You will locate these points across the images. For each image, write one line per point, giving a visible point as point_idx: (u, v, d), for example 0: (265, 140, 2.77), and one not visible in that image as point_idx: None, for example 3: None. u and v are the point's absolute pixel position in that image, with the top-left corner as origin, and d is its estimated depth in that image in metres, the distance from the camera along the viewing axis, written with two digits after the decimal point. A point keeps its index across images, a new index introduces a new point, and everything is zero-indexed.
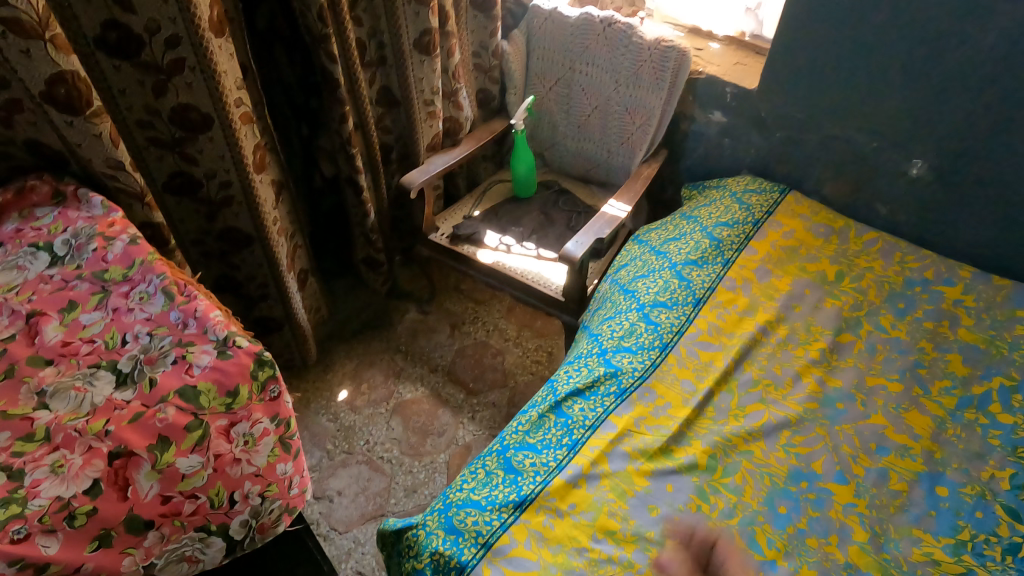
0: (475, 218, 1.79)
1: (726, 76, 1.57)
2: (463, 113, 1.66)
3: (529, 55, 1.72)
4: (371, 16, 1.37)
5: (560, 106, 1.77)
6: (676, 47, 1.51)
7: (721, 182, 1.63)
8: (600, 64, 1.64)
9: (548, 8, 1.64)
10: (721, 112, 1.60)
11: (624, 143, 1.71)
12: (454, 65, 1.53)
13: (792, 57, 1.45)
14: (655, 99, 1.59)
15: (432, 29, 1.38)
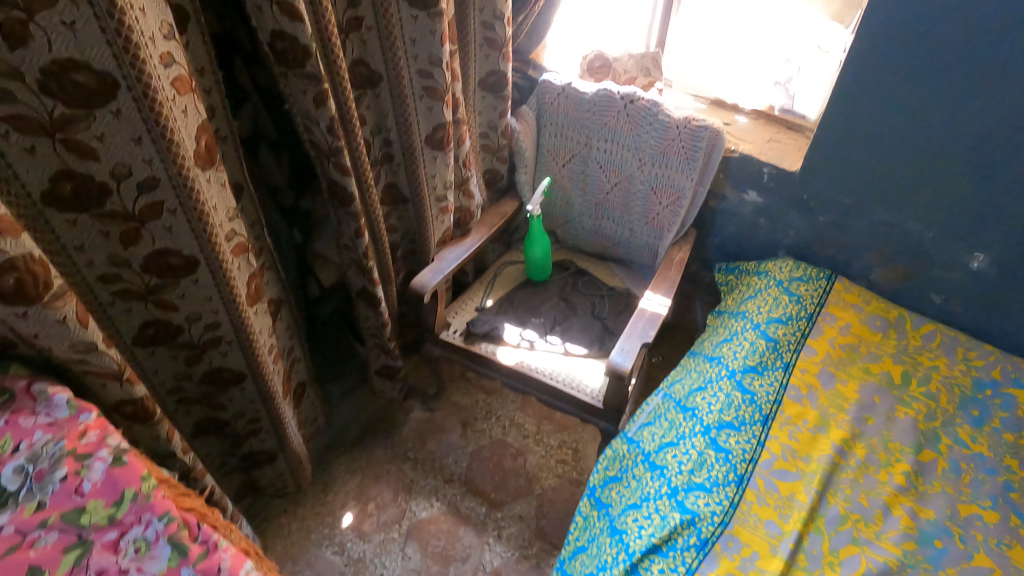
0: (489, 309, 1.59)
1: (763, 155, 1.46)
2: (475, 201, 1.49)
3: (541, 133, 1.58)
4: (376, 112, 1.19)
5: (576, 184, 1.64)
6: (708, 126, 1.40)
7: (763, 265, 1.51)
8: (622, 142, 1.52)
9: (562, 83, 1.50)
10: (757, 192, 1.49)
11: (648, 223, 1.60)
12: (465, 153, 1.38)
13: (836, 134, 1.33)
14: (686, 179, 1.48)
15: (445, 123, 1.21)
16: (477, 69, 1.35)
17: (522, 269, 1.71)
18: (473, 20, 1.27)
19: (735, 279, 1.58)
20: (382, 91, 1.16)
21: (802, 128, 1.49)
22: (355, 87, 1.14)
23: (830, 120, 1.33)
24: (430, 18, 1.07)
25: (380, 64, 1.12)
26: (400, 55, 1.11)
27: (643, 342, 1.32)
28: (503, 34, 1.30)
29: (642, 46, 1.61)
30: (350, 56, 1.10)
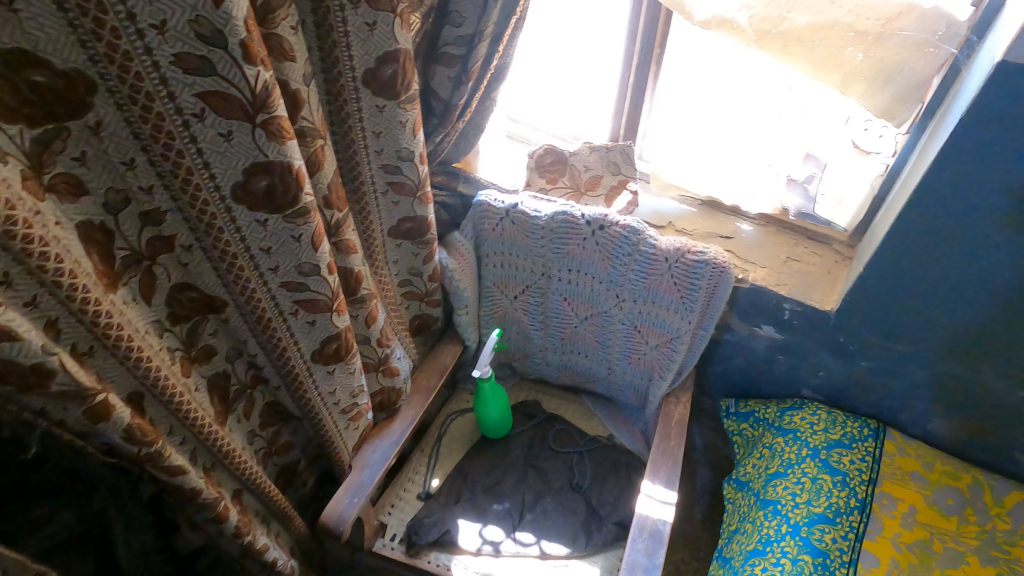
0: (437, 497, 1.21)
1: (781, 283, 1.10)
2: (402, 376, 1.07)
3: (482, 266, 1.16)
4: (231, 337, 0.78)
5: (534, 319, 1.23)
6: (712, 261, 1.03)
7: (790, 415, 1.20)
8: (591, 272, 1.13)
9: (504, 207, 1.08)
10: (772, 327, 1.15)
11: (633, 363, 1.22)
12: (379, 332, 0.97)
13: (881, 276, 0.98)
14: (680, 319, 1.11)
15: (345, 332, 0.81)
16: (383, 218, 0.94)
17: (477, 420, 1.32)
18: (369, 162, 0.85)
19: (754, 431, 1.24)
20: (232, 315, 0.75)
21: (828, 238, 1.15)
22: (179, 323, 0.71)
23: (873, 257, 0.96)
24: (292, 220, 0.66)
25: (219, 285, 0.71)
26: (250, 271, 0.70)
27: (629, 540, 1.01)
28: (416, 175, 0.88)
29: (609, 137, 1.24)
30: (168, 283, 0.68)
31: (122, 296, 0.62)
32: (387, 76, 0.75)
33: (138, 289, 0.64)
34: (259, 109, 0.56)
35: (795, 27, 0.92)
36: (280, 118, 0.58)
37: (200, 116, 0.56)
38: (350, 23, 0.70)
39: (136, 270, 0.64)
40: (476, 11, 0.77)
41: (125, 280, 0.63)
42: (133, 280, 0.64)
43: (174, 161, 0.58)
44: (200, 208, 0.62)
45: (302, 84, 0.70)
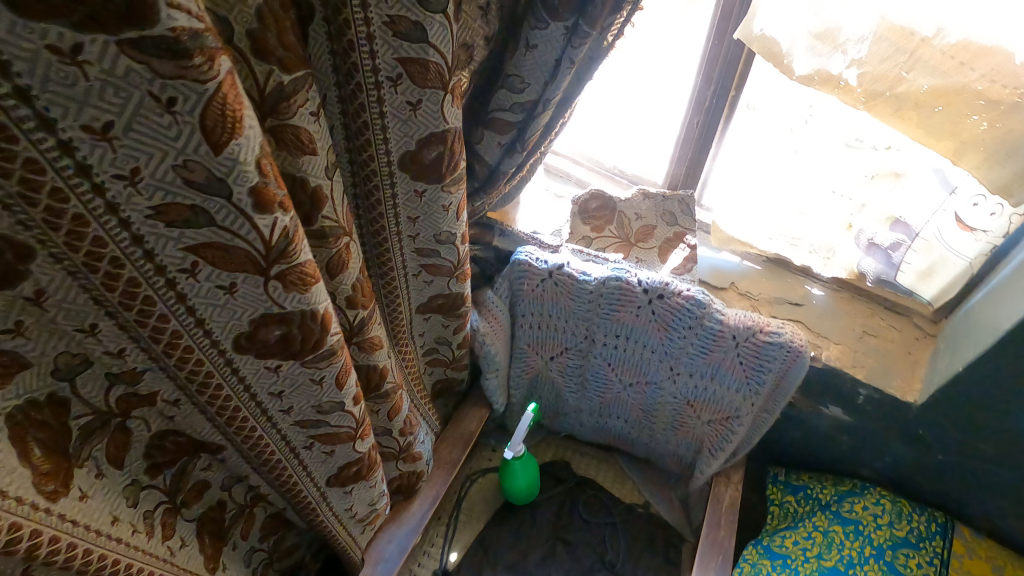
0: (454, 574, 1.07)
1: (857, 364, 0.96)
2: (422, 459, 0.94)
3: (516, 326, 1.00)
4: (228, 466, 0.64)
5: (571, 381, 1.08)
6: (786, 345, 0.89)
7: (849, 499, 1.05)
8: (642, 341, 0.97)
9: (547, 268, 0.93)
10: (841, 409, 1.01)
11: (679, 434, 1.09)
12: (401, 422, 0.84)
13: (994, 384, 0.82)
14: (744, 399, 0.97)
15: (368, 452, 0.68)
16: (411, 299, 0.78)
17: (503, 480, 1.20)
18: (402, 248, 0.69)
19: (803, 509, 1.09)
20: (231, 455, 0.60)
21: (909, 309, 1.02)
22: (164, 476, 0.57)
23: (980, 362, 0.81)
24: (319, 364, 0.52)
25: (217, 433, 0.56)
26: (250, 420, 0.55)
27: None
28: (455, 256, 0.73)
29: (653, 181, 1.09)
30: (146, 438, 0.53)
31: (77, 488, 0.46)
32: (431, 159, 0.59)
33: (107, 455, 0.49)
34: (273, 262, 0.42)
35: (914, 90, 0.73)
36: (306, 262, 0.44)
37: (192, 271, 0.41)
38: (387, 103, 0.54)
39: (102, 434, 0.49)
40: (541, 75, 0.61)
41: (86, 455, 0.47)
42: (99, 446, 0.49)
43: (157, 322, 0.43)
44: (194, 368, 0.47)
45: (325, 179, 0.55)
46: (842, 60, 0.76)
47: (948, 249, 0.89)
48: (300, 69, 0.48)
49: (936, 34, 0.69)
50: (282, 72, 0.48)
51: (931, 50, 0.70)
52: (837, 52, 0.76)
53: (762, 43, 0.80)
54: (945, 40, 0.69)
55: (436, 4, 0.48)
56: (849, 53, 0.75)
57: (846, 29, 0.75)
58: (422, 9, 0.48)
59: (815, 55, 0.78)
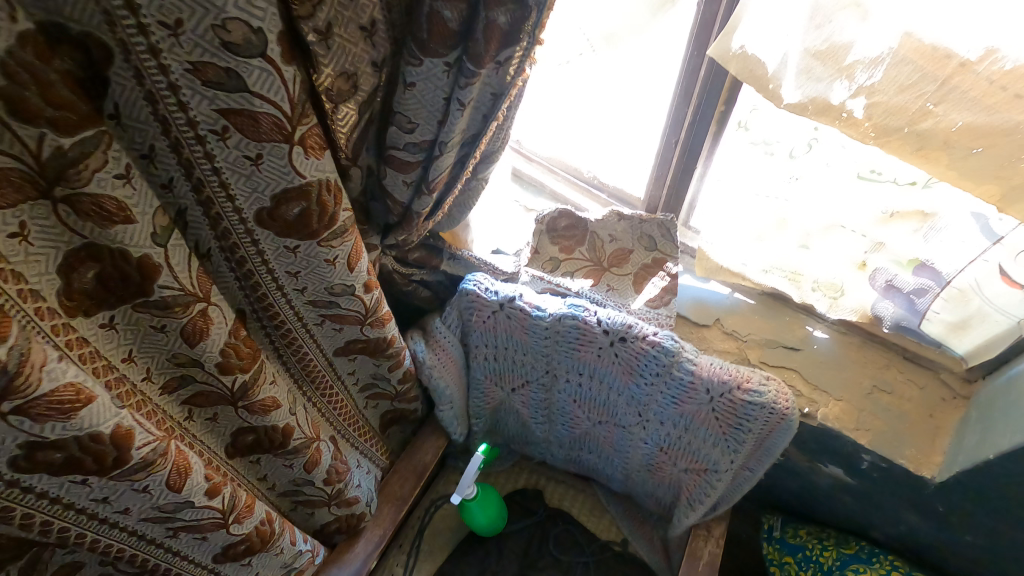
0: None
1: (862, 429, 0.83)
2: (360, 500, 0.85)
3: (470, 357, 0.90)
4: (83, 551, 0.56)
5: (537, 414, 0.98)
6: (768, 405, 0.76)
7: (853, 568, 0.93)
8: (609, 381, 0.86)
9: (497, 300, 0.82)
10: (840, 467, 0.89)
11: (656, 478, 0.98)
12: (324, 471, 0.76)
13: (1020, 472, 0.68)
14: (723, 454, 0.86)
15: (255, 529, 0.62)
16: (323, 345, 0.69)
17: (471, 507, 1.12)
18: (290, 302, 0.60)
19: (801, 573, 0.97)
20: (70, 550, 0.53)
21: (932, 361, 0.87)
22: None
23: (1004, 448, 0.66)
24: (136, 472, 0.48)
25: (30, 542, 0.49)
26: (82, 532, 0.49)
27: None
28: (361, 306, 0.63)
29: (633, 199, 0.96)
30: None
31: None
32: (293, 215, 0.49)
33: None
34: (1, 396, 0.38)
35: (944, 128, 0.57)
36: (70, 386, 0.41)
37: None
38: (219, 157, 0.45)
39: None
40: (431, 116, 0.50)
41: None
42: None
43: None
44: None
45: (154, 247, 0.46)
46: (846, 87, 0.62)
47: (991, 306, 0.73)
48: (81, 130, 0.39)
49: (982, 56, 0.54)
50: (59, 136, 0.39)
51: (972, 78, 0.55)
52: (841, 77, 0.62)
53: (742, 63, 0.67)
54: (996, 65, 0.54)
55: (246, 46, 0.39)
56: (857, 80, 0.61)
57: (854, 49, 0.60)
58: (230, 54, 0.39)
59: (810, 80, 0.63)
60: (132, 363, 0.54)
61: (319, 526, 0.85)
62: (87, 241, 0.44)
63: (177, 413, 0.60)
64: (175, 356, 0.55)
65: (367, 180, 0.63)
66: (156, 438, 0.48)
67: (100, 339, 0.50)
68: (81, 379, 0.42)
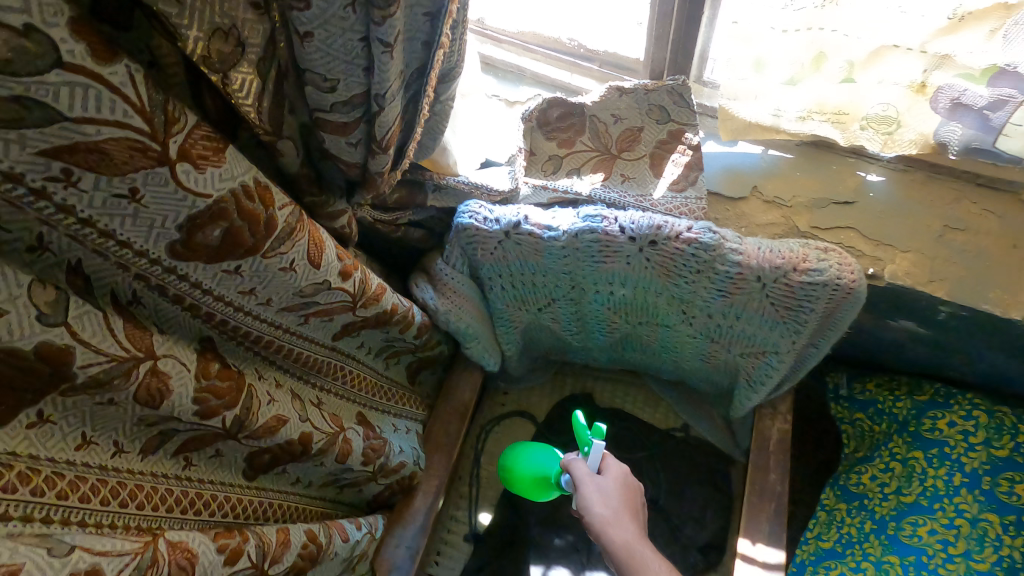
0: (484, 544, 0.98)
1: (941, 280, 0.71)
2: (404, 463, 0.80)
3: (485, 291, 0.80)
4: None
5: (569, 324, 0.89)
6: (831, 283, 0.66)
7: (934, 410, 0.88)
8: (647, 287, 0.75)
9: (500, 228, 0.70)
10: (912, 321, 0.79)
11: (711, 365, 0.90)
12: (357, 451, 0.69)
13: None
14: (786, 339, 0.75)
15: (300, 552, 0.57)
16: (316, 337, 0.60)
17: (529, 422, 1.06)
18: (260, 316, 0.50)
19: (877, 427, 0.93)
20: None
21: (1008, 184, 0.74)
22: None
23: None
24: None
25: None
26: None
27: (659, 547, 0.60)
28: (345, 294, 0.53)
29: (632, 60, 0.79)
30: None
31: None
32: (216, 240, 0.38)
33: None
34: None
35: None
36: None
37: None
38: (79, 207, 0.33)
39: None
40: (354, 68, 0.37)
41: None
42: None
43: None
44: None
45: (50, 329, 0.37)
46: None
47: None
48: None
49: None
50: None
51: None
52: None
53: None
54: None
55: (31, 59, 0.26)
56: None
57: None
58: (6, 76, 0.26)
59: None
60: (92, 446, 0.45)
61: (371, 496, 0.81)
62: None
63: (171, 465, 0.52)
64: (139, 419, 0.46)
65: (306, 145, 0.50)
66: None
67: (37, 441, 0.41)
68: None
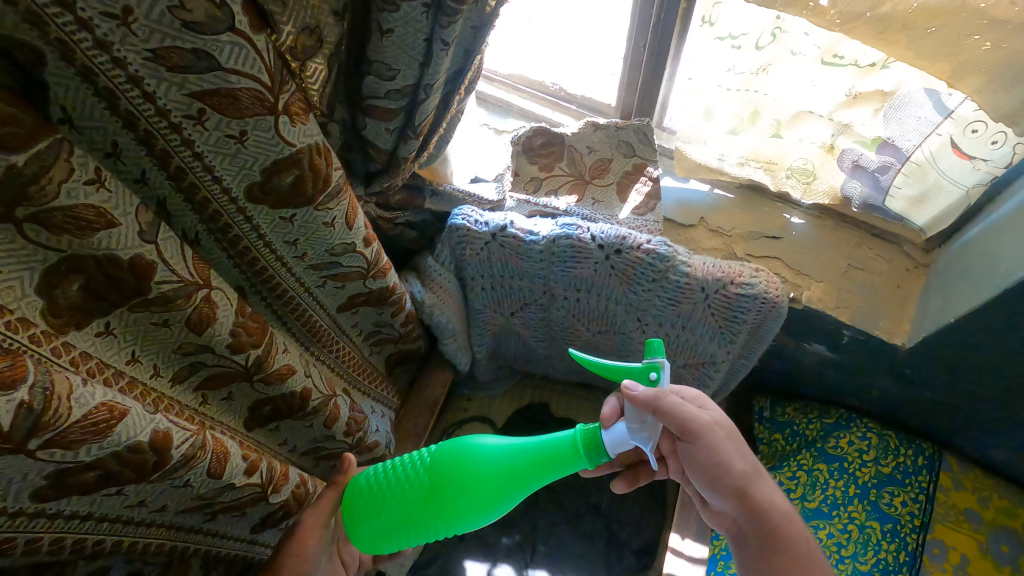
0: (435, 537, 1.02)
1: (845, 304, 0.86)
2: (379, 444, 0.86)
3: (466, 289, 0.91)
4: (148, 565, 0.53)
5: (535, 330, 0.99)
6: (760, 296, 0.79)
7: (839, 427, 1.00)
8: (607, 294, 0.87)
9: (488, 231, 0.81)
10: (824, 345, 0.92)
11: None
12: (343, 422, 0.75)
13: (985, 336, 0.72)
14: (721, 348, 0.87)
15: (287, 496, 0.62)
16: (325, 304, 0.68)
17: (489, 426, 1.11)
18: (291, 269, 0.59)
19: (792, 447, 1.03)
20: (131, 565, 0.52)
21: (899, 235, 0.91)
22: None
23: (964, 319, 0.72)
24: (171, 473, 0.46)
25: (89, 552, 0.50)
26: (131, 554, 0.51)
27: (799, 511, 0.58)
28: (362, 261, 0.62)
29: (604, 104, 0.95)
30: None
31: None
32: (286, 185, 0.48)
33: None
34: (30, 433, 0.37)
35: (902, 11, 0.58)
36: (102, 406, 0.40)
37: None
38: (198, 142, 0.44)
39: None
40: (412, 62, 0.49)
41: None
42: None
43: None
44: (50, 548, 0.43)
45: (142, 245, 0.45)
46: None
47: (949, 197, 0.80)
48: (35, 143, 0.37)
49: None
50: (7, 153, 0.36)
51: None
52: None
53: None
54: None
55: (213, 24, 0.37)
56: None
57: None
58: (195, 34, 0.37)
59: None
60: (138, 363, 0.52)
61: (342, 474, 0.87)
62: (66, 253, 0.42)
63: (191, 397, 0.59)
64: (180, 347, 0.54)
65: (344, 132, 0.60)
66: (192, 433, 0.47)
67: (99, 347, 0.48)
68: (113, 397, 0.41)
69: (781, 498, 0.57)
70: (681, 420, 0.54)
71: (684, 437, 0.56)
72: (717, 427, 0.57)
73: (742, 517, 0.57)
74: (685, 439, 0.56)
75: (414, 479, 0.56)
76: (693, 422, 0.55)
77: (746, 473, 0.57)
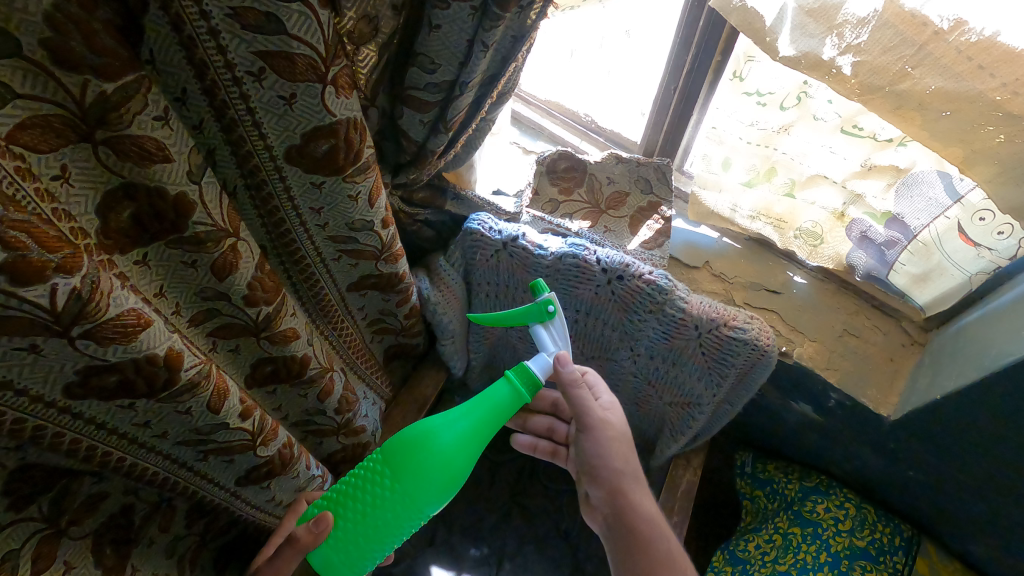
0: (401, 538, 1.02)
1: (835, 365, 0.87)
2: (367, 429, 0.88)
3: (471, 294, 0.94)
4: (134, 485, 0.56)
5: (531, 346, 1.01)
6: (752, 342, 0.80)
7: (821, 491, 0.97)
8: (605, 319, 0.90)
9: (501, 239, 0.85)
10: (810, 406, 0.93)
11: (641, 411, 1.03)
12: (337, 399, 0.77)
13: (968, 414, 0.72)
14: (708, 391, 0.89)
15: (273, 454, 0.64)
16: (337, 281, 0.72)
17: None
18: (311, 237, 0.63)
19: (770, 505, 1.02)
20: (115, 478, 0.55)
21: (899, 310, 0.92)
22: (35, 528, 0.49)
23: (951, 393, 0.72)
24: (176, 396, 0.49)
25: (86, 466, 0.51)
26: (129, 487, 0.58)
27: (663, 520, 0.68)
28: (377, 241, 0.66)
29: (631, 141, 1.00)
30: (111, 500, 0.56)
31: (63, 559, 0.50)
32: (321, 153, 0.52)
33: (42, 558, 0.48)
34: (74, 320, 0.39)
35: (919, 90, 0.59)
36: (133, 312, 0.41)
37: (33, 351, 0.39)
38: (253, 98, 0.47)
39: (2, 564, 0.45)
40: (452, 59, 0.53)
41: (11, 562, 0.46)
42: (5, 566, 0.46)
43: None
44: (71, 447, 0.47)
45: (190, 184, 0.46)
46: (836, 45, 0.63)
47: (953, 279, 0.79)
48: (125, 75, 0.38)
49: (953, 27, 0.56)
50: (101, 81, 0.38)
51: (944, 45, 0.57)
52: (832, 34, 0.63)
53: (742, 15, 0.68)
54: (964, 36, 0.56)
55: None
56: (845, 38, 0.62)
57: (846, 6, 0.61)
58: None
59: (804, 35, 0.64)
60: (162, 298, 0.53)
61: (326, 453, 0.88)
62: (125, 179, 0.43)
63: (202, 343, 0.60)
64: (202, 290, 0.55)
65: (381, 122, 0.65)
66: (200, 361, 0.49)
67: (133, 275, 0.49)
68: (141, 306, 0.43)
69: (647, 506, 0.67)
70: (584, 410, 0.65)
71: (580, 429, 0.66)
72: (618, 440, 0.65)
73: (610, 512, 0.67)
74: (581, 430, 0.66)
75: (385, 484, 0.56)
76: (597, 421, 0.64)
77: (625, 476, 0.66)
